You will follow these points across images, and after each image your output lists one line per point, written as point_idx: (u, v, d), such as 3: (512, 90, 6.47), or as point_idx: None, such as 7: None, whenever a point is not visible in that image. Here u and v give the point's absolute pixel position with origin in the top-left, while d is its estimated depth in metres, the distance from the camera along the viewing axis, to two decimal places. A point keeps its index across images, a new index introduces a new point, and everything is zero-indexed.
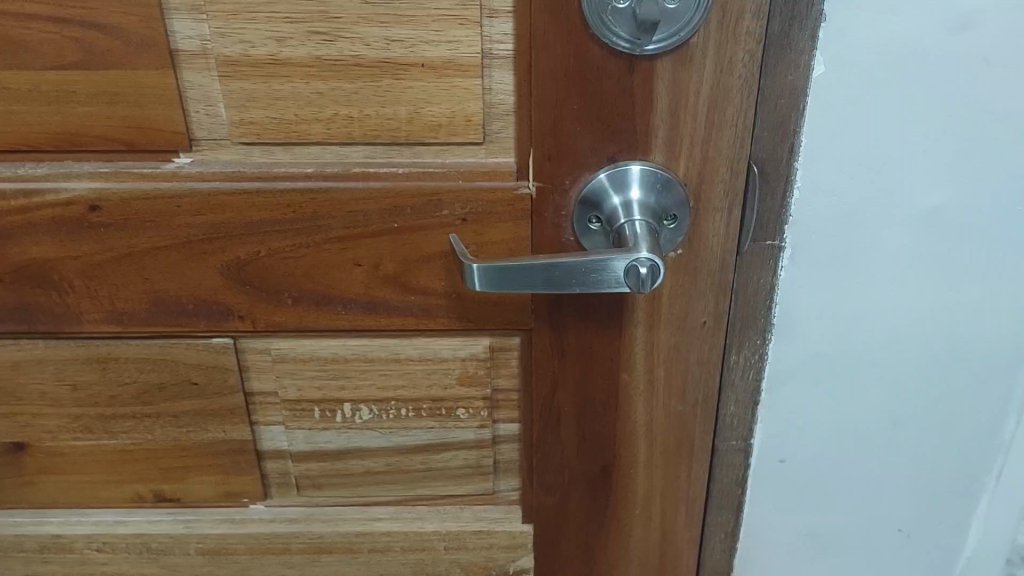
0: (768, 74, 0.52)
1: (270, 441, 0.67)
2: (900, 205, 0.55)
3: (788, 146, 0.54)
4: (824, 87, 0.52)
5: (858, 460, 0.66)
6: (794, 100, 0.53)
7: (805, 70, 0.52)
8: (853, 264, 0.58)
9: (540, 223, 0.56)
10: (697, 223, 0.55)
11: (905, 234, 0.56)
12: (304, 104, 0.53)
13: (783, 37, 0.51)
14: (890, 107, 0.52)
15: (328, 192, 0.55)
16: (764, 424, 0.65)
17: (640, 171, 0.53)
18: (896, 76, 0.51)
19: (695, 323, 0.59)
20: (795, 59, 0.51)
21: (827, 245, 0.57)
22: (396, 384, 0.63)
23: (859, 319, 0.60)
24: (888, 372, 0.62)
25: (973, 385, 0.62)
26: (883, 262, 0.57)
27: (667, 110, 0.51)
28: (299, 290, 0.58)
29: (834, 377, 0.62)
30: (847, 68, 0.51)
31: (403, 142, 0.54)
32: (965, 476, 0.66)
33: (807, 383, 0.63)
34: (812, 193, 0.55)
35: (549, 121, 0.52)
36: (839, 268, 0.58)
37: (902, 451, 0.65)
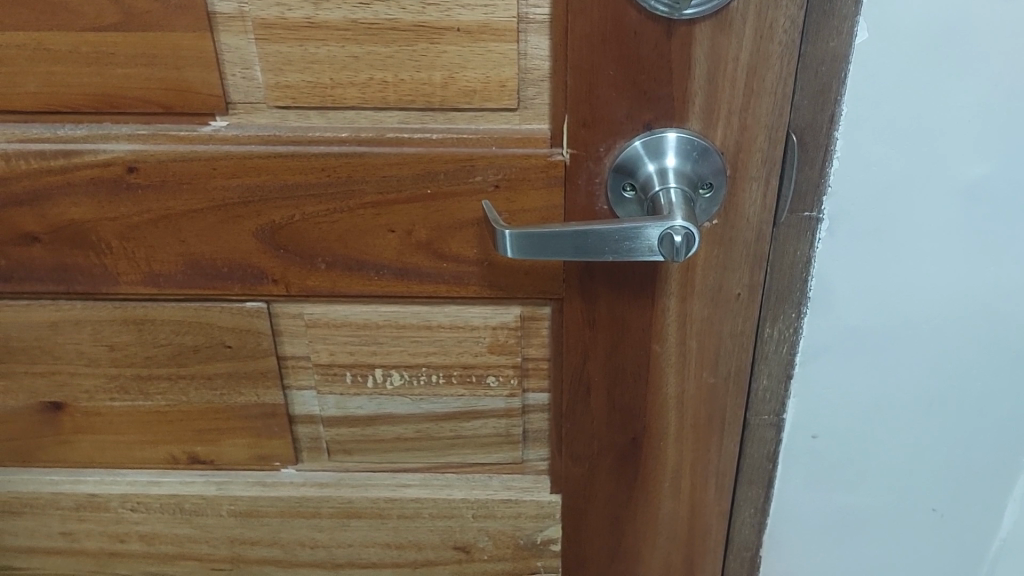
0: (809, 42, 0.51)
1: (302, 406, 0.67)
2: (941, 177, 0.54)
3: (829, 115, 0.53)
4: (866, 56, 0.51)
5: (890, 437, 0.65)
6: (836, 68, 0.51)
7: (847, 38, 0.51)
8: (890, 237, 0.57)
9: (573, 191, 0.55)
10: (734, 192, 0.55)
11: (945, 208, 0.56)
12: (339, 68, 0.53)
13: (827, 2, 0.50)
14: (934, 77, 0.51)
15: (362, 156, 0.55)
16: (797, 399, 0.64)
17: (676, 138, 0.52)
18: (940, 44, 0.50)
19: (729, 295, 0.59)
20: (838, 26, 0.50)
21: (865, 217, 0.56)
22: (427, 351, 0.64)
23: (895, 293, 0.59)
24: (924, 346, 0.61)
25: (1010, 363, 0.61)
26: (921, 235, 0.57)
27: (705, 77, 0.51)
28: (332, 255, 0.58)
29: (869, 351, 0.62)
30: (890, 36, 0.50)
31: (438, 107, 0.54)
32: (1000, 456, 0.65)
33: (842, 357, 0.62)
34: (852, 165, 0.55)
35: (585, 86, 0.52)
36: (877, 241, 0.57)
37: (937, 427, 0.65)
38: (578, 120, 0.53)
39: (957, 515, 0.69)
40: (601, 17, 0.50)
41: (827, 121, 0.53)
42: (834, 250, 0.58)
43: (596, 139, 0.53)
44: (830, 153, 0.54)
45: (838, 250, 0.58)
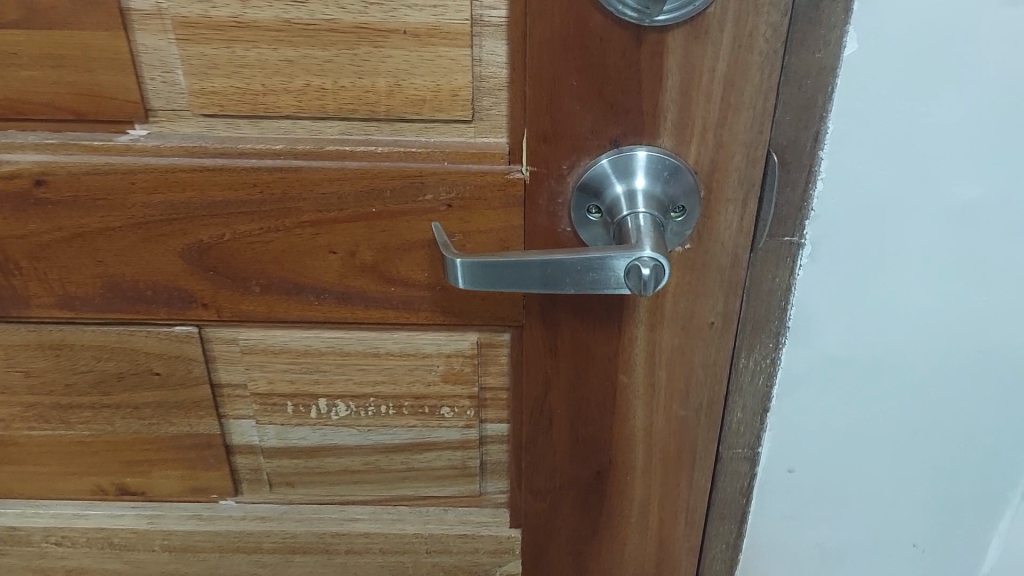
0: (792, 52, 0.46)
1: (240, 435, 0.62)
2: (930, 200, 0.50)
3: (812, 132, 0.48)
4: (855, 71, 0.46)
5: (872, 472, 0.61)
6: (822, 82, 0.47)
7: (836, 49, 0.46)
8: (876, 264, 0.52)
9: (533, 212, 0.50)
10: (708, 215, 0.50)
11: (935, 232, 0.51)
12: (271, 73, 0.47)
13: (813, 9, 0.45)
14: (928, 93, 0.46)
15: (299, 171, 0.49)
16: (772, 432, 0.60)
17: (647, 157, 0.48)
18: (935, 59, 0.45)
19: (702, 324, 0.54)
20: (825, 35, 0.45)
21: (850, 243, 0.52)
22: (375, 379, 0.59)
23: (879, 322, 0.55)
24: (908, 378, 0.57)
25: (999, 396, 0.57)
26: (909, 262, 0.52)
27: (678, 89, 0.46)
28: (267, 278, 0.53)
29: (851, 384, 0.57)
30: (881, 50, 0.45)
31: (383, 117, 0.48)
32: (986, 491, 0.61)
33: (823, 389, 0.58)
34: (835, 188, 0.50)
35: (546, 98, 0.47)
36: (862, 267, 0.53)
37: (921, 462, 0.60)
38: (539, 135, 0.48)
39: (938, 551, 0.64)
40: (563, 22, 0.44)
41: (811, 139, 0.49)
42: (816, 276, 0.53)
43: (559, 156, 0.48)
44: (814, 173, 0.50)
45: (820, 278, 0.53)
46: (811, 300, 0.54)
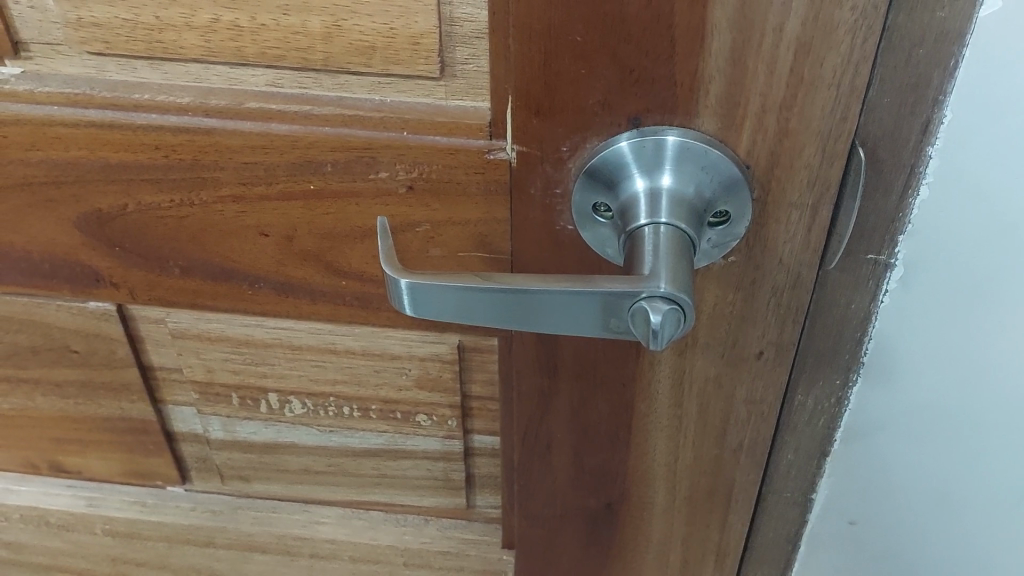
0: (900, 8, 0.32)
1: (182, 423, 0.52)
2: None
3: (921, 122, 0.34)
4: (994, 39, 0.31)
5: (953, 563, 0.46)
6: (940, 52, 0.32)
7: (965, 7, 0.31)
8: (995, 309, 0.37)
9: (524, 203, 0.37)
10: (763, 222, 0.37)
11: None
12: (166, 2, 0.34)
13: None
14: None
15: (211, 133, 0.37)
16: (832, 477, 0.49)
17: (677, 144, 0.34)
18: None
19: (746, 353, 0.42)
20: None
21: (964, 273, 0.37)
22: (334, 378, 0.48)
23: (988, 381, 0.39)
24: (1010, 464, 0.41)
25: None
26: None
27: (727, 55, 0.32)
28: (186, 259, 0.41)
29: (938, 444, 0.43)
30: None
31: (320, 68, 0.36)
32: None
33: (905, 442, 0.44)
34: (952, 193, 0.35)
35: (538, 57, 0.33)
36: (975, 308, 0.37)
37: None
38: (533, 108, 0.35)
39: None
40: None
41: (916, 130, 0.35)
42: (913, 302, 0.39)
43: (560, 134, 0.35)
44: (917, 178, 0.36)
45: (913, 308, 0.39)
46: (897, 333, 0.41)
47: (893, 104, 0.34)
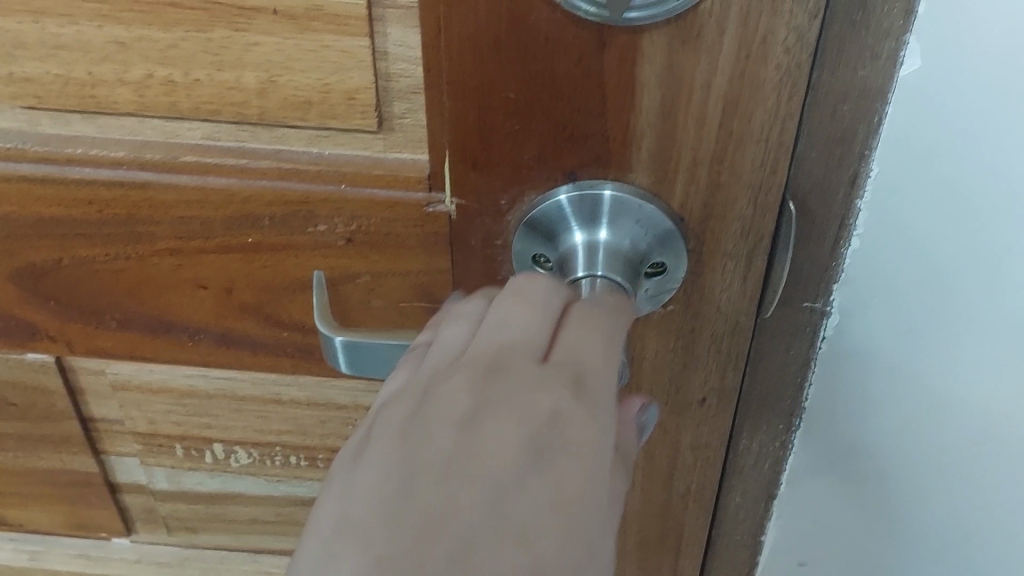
0: (824, 66, 0.32)
1: (126, 474, 0.51)
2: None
3: (849, 174, 0.35)
4: (917, 91, 0.32)
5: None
6: (864, 108, 0.33)
7: (887, 65, 0.32)
8: (943, 341, 0.37)
9: (463, 255, 0.38)
10: (699, 273, 0.37)
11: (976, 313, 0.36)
12: (99, 58, 0.34)
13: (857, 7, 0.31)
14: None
15: (146, 188, 0.37)
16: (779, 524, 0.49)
17: (611, 198, 0.35)
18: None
19: (689, 401, 0.42)
20: (873, 47, 0.32)
21: (907, 312, 0.37)
22: (280, 429, 0.47)
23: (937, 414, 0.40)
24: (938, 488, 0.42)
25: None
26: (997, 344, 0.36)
27: (657, 111, 0.32)
28: (125, 312, 0.41)
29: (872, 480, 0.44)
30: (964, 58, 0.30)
31: (256, 121, 0.35)
32: None
33: (840, 482, 0.45)
34: (888, 237, 0.36)
35: (471, 112, 0.34)
36: (919, 344, 0.38)
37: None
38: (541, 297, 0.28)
39: None
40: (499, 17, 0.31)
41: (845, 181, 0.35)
42: (856, 347, 0.40)
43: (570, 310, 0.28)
44: (847, 230, 0.37)
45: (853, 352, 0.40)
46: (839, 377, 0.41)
47: (818, 155, 0.35)
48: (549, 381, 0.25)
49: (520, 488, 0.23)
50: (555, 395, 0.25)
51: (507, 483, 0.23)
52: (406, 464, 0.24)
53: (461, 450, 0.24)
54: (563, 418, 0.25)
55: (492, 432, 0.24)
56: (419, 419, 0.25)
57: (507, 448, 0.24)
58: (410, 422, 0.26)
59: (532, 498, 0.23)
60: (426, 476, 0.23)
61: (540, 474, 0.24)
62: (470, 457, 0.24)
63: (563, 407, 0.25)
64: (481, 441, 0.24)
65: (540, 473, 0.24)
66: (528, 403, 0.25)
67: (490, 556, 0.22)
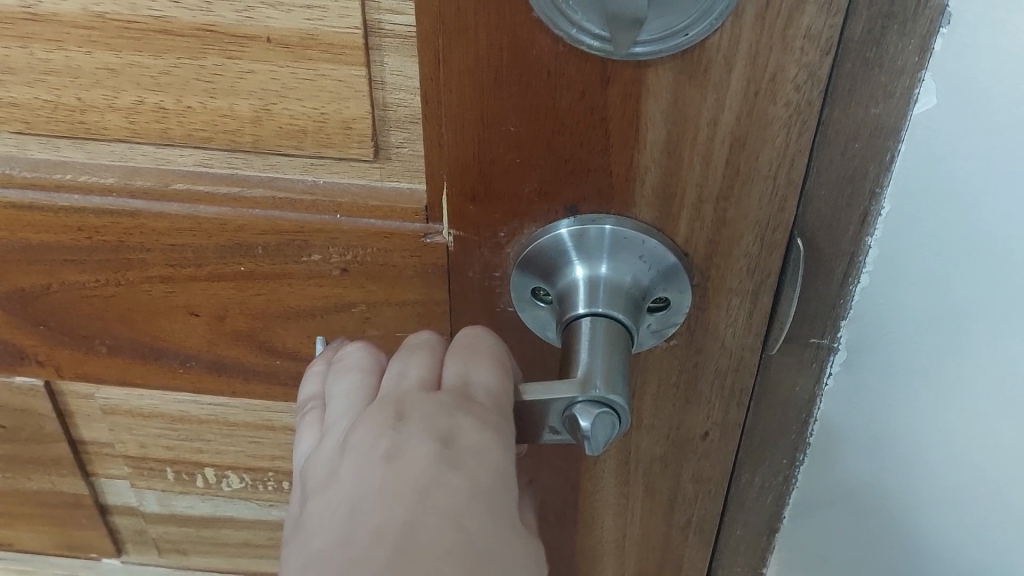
0: (835, 104, 0.31)
1: (116, 496, 0.50)
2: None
3: (860, 213, 0.34)
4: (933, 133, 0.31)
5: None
6: (876, 146, 0.32)
7: (901, 103, 0.31)
8: (946, 381, 0.37)
9: (462, 287, 0.37)
10: (703, 307, 0.36)
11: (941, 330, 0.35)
12: (89, 83, 0.33)
13: (872, 45, 0.29)
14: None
15: (136, 216, 0.36)
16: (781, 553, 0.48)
17: (613, 234, 0.34)
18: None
19: (691, 434, 0.41)
20: (887, 84, 0.30)
21: (914, 350, 0.37)
22: (272, 454, 0.46)
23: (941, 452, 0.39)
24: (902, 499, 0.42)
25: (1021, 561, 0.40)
26: (1000, 388, 0.36)
27: (662, 146, 0.32)
28: (115, 339, 0.40)
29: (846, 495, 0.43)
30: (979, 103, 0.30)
31: (250, 149, 0.34)
32: None
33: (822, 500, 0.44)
34: (894, 276, 0.35)
35: (471, 145, 0.33)
36: (922, 382, 0.37)
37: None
38: (434, 352, 0.30)
39: None
40: (502, 51, 0.30)
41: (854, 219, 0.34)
42: (862, 385, 0.39)
43: (453, 351, 0.30)
44: (857, 266, 0.36)
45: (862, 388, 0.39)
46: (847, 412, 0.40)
47: (827, 194, 0.33)
48: (451, 404, 0.27)
49: (438, 489, 0.24)
50: (456, 415, 0.27)
51: (423, 481, 0.24)
52: (344, 498, 0.25)
53: (390, 478, 0.25)
54: (468, 429, 0.26)
55: (411, 443, 0.26)
56: (338, 461, 0.27)
57: (424, 455, 0.25)
58: (330, 466, 0.27)
59: (451, 490, 0.24)
60: (366, 505, 0.24)
61: (454, 472, 0.25)
62: (393, 468, 0.25)
63: (456, 421, 0.26)
64: (403, 463, 0.25)
65: (457, 468, 0.25)
66: (435, 418, 0.26)
67: (429, 538, 0.23)
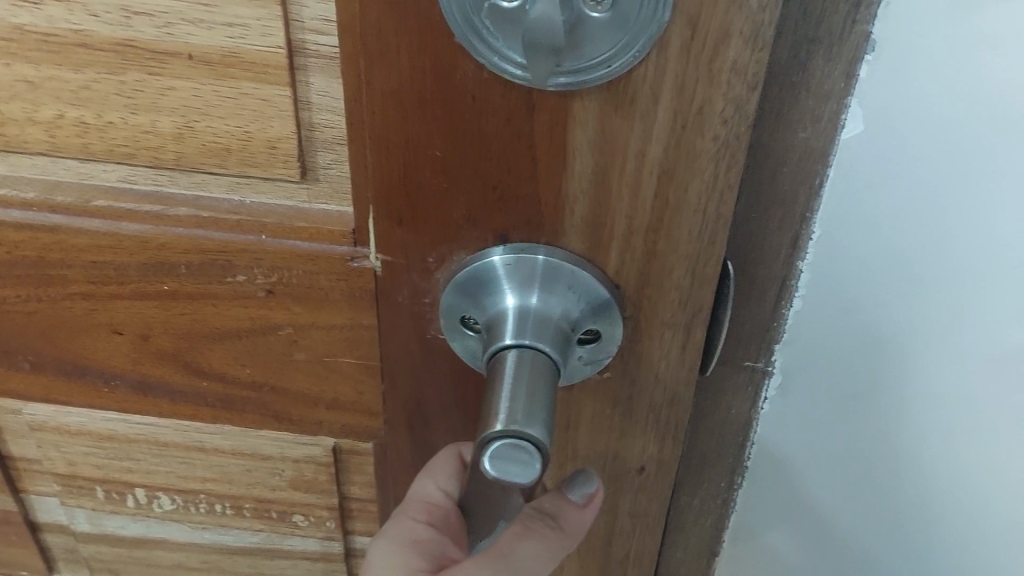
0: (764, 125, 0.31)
1: (47, 513, 0.49)
2: (980, 343, 0.31)
3: (789, 236, 0.34)
4: (859, 156, 0.30)
5: None
6: (807, 170, 0.32)
7: (829, 127, 0.30)
8: (882, 409, 0.36)
9: (391, 311, 0.36)
10: (635, 338, 0.35)
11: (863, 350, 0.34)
12: (7, 96, 0.32)
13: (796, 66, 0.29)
14: (988, 200, 0.29)
15: (56, 232, 0.35)
16: None
17: (543, 263, 0.33)
18: (1005, 150, 0.27)
19: (627, 468, 0.40)
20: (813, 108, 0.30)
21: (851, 376, 0.36)
22: (204, 476, 0.45)
23: (880, 482, 0.38)
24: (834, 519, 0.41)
25: None
26: (934, 421, 0.34)
27: (591, 176, 0.31)
28: (38, 355, 0.39)
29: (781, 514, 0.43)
30: (907, 123, 0.29)
31: (173, 166, 0.34)
32: None
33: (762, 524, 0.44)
34: (829, 299, 0.34)
35: (397, 169, 0.32)
36: (859, 411, 0.36)
37: None
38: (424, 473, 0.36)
39: None
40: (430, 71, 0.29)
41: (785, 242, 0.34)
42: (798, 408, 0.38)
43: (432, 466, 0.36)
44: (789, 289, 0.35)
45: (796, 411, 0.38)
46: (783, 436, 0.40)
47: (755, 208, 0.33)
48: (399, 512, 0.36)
49: None
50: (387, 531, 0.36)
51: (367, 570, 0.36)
52: None
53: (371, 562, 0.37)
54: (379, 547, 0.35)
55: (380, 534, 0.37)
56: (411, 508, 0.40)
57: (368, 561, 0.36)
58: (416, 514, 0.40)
59: None
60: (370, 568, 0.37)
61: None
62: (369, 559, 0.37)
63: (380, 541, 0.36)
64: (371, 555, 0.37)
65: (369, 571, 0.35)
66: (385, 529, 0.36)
67: None
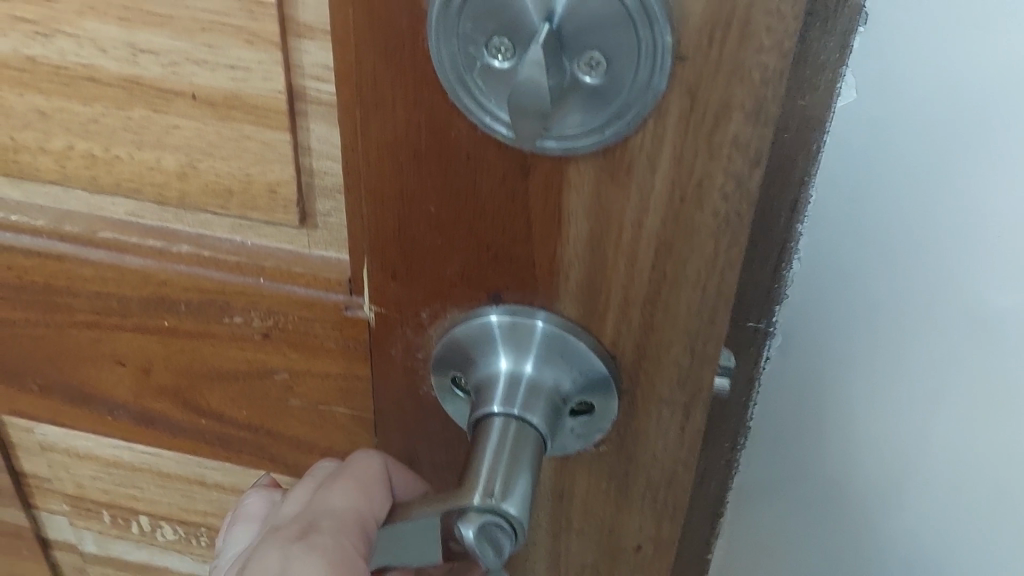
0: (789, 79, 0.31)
1: (57, 532, 0.50)
2: (963, 320, 0.31)
3: (792, 200, 0.34)
4: (854, 123, 0.32)
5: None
6: (807, 138, 0.33)
7: (827, 96, 0.32)
8: (874, 380, 0.36)
9: (386, 365, 0.35)
10: (632, 415, 0.34)
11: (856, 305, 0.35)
12: (21, 125, 0.33)
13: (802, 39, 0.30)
14: (971, 181, 0.29)
15: (62, 260, 0.35)
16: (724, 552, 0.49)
17: (539, 330, 0.32)
18: (991, 120, 0.27)
19: (623, 545, 0.38)
20: (812, 80, 0.31)
21: (841, 338, 0.37)
22: (204, 511, 0.45)
23: (865, 457, 0.38)
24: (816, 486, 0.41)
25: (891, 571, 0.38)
26: (915, 397, 0.34)
27: (586, 242, 0.29)
28: (46, 379, 0.39)
29: (775, 479, 0.44)
30: (895, 95, 0.30)
31: (177, 205, 0.34)
32: None
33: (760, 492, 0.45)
34: (828, 259, 0.36)
35: (391, 221, 0.31)
36: (850, 373, 0.37)
37: None
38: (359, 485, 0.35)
39: None
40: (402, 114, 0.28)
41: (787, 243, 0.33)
42: (799, 364, 0.40)
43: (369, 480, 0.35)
44: (789, 251, 0.36)
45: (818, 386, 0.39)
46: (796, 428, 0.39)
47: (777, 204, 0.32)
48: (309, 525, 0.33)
49: None
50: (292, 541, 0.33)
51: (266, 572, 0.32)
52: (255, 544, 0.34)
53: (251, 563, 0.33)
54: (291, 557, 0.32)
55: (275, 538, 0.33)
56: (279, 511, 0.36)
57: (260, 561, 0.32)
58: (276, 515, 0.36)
59: None
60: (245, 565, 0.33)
61: None
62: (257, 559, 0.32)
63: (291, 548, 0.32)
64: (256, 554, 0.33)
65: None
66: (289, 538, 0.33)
67: None
